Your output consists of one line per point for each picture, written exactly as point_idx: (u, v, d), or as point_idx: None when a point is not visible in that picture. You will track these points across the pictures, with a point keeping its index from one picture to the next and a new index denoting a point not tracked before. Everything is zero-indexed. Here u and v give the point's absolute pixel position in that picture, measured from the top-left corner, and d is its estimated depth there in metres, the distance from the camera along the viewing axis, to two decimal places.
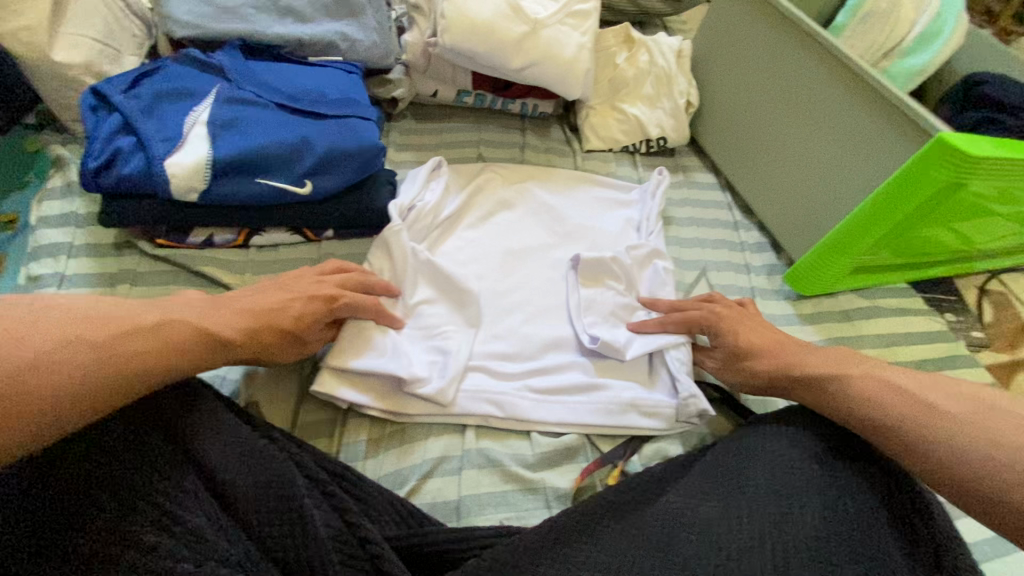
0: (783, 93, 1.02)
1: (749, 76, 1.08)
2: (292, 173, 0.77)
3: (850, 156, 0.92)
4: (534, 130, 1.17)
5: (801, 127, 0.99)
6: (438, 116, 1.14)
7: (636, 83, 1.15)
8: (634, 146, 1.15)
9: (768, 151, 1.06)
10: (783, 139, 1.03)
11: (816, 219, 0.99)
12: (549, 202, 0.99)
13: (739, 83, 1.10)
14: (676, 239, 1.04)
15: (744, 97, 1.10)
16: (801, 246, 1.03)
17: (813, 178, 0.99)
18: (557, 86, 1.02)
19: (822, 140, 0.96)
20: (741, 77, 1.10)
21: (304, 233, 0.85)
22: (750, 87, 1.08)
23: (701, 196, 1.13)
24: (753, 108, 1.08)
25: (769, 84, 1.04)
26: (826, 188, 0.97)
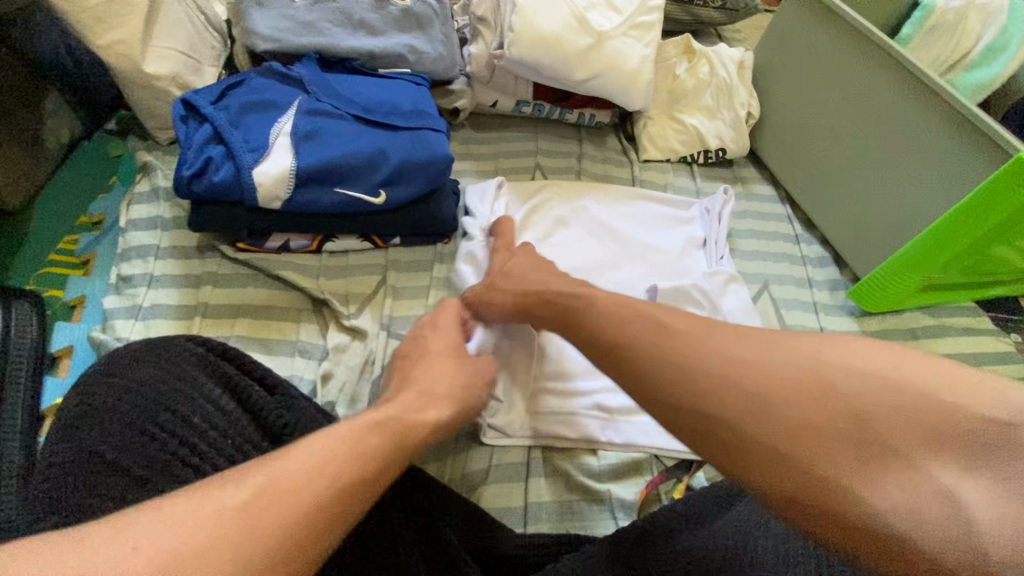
0: (850, 106, 1.00)
1: (813, 88, 1.06)
2: (367, 182, 0.79)
3: (923, 171, 0.89)
4: (590, 140, 1.17)
5: (870, 141, 0.97)
6: (497, 126, 1.16)
7: (696, 94, 1.15)
8: (692, 157, 1.15)
9: (833, 164, 1.04)
10: (849, 152, 1.01)
11: (883, 235, 0.97)
12: (609, 218, 1.00)
13: (802, 95, 1.09)
14: (736, 251, 1.03)
15: (807, 110, 1.08)
16: (866, 263, 1.00)
17: (881, 194, 0.96)
18: (619, 97, 1.03)
19: (892, 155, 0.94)
20: (805, 90, 1.08)
21: (373, 239, 0.88)
22: (814, 100, 1.06)
23: (760, 208, 1.12)
24: (817, 120, 1.06)
25: (835, 98, 1.02)
26: (896, 204, 0.94)
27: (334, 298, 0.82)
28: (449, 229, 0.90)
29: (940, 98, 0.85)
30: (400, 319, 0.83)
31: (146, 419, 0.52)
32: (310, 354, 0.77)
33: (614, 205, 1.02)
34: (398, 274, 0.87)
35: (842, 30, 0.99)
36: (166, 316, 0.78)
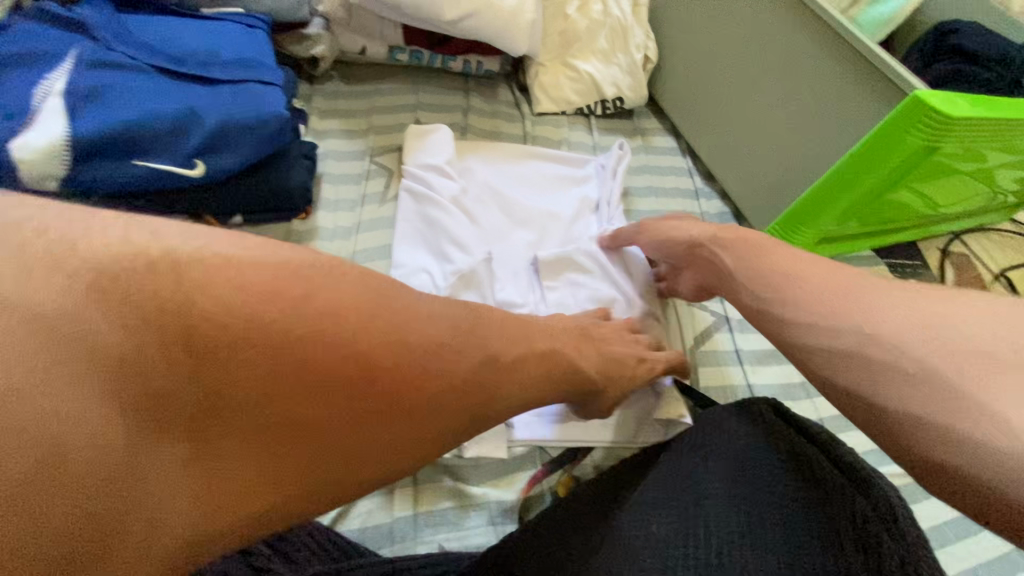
0: (746, 46, 0.92)
1: (709, 26, 0.98)
2: (178, 152, 0.64)
3: (817, 116, 0.84)
4: (478, 92, 1.05)
5: (766, 84, 0.90)
6: (370, 77, 1.01)
7: (589, 36, 1.04)
8: (589, 108, 1.05)
9: (731, 111, 0.98)
10: (746, 96, 0.94)
11: (781, 186, 0.92)
12: (495, 177, 0.90)
13: (699, 35, 1.00)
14: (633, 211, 0.96)
15: (704, 51, 1.00)
16: (766, 216, 0.96)
17: (778, 142, 0.91)
18: (499, 41, 0.90)
19: (788, 98, 0.87)
20: (701, 28, 0.99)
21: (207, 220, 0.73)
22: (710, 39, 0.98)
23: (661, 162, 1.05)
24: (715, 62, 0.99)
25: (730, 36, 0.94)
26: (792, 153, 0.89)
27: None
28: (301, 203, 0.77)
29: (830, 35, 0.79)
30: None
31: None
32: None
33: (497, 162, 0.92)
34: None
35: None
36: None
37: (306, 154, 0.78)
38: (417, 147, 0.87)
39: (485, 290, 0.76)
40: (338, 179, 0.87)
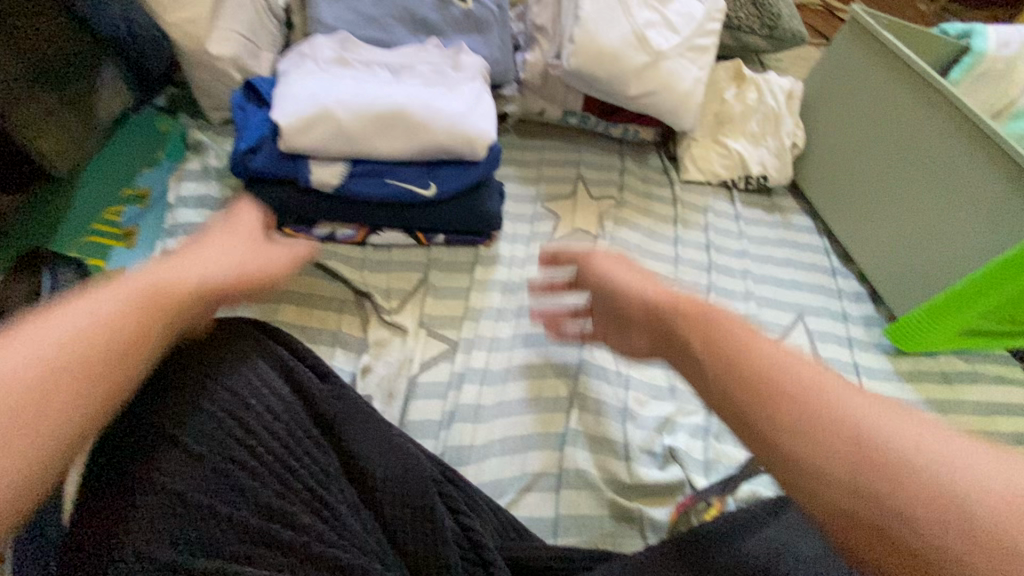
0: (896, 146, 1.00)
1: (860, 121, 1.07)
2: (420, 174, 0.81)
3: (965, 215, 0.90)
4: (632, 156, 1.18)
5: (914, 180, 0.97)
6: (541, 133, 1.17)
7: (741, 120, 1.16)
8: (733, 181, 1.15)
9: (872, 200, 1.05)
10: (892, 190, 1.01)
11: (920, 274, 0.97)
12: (344, 92, 0.78)
13: (848, 130, 1.09)
14: (773, 279, 1.03)
15: (851, 143, 1.08)
16: (903, 301, 0.99)
17: (917, 233, 0.97)
18: (667, 116, 1.03)
19: (935, 198, 0.94)
20: (853, 124, 1.08)
21: (417, 236, 0.88)
22: (858, 134, 1.07)
23: (800, 238, 1.12)
24: (861, 154, 1.07)
25: (880, 135, 1.03)
26: (933, 241, 0.95)
27: (378, 293, 0.83)
28: (493, 228, 0.91)
29: (985, 139, 0.87)
30: (440, 319, 0.84)
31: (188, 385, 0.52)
32: (351, 348, 0.78)
33: (337, 75, 0.82)
34: (442, 274, 0.88)
35: (897, 69, 0.99)
36: None
37: (499, 192, 0.92)
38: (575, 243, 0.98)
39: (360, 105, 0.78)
40: (516, 218, 1.00)
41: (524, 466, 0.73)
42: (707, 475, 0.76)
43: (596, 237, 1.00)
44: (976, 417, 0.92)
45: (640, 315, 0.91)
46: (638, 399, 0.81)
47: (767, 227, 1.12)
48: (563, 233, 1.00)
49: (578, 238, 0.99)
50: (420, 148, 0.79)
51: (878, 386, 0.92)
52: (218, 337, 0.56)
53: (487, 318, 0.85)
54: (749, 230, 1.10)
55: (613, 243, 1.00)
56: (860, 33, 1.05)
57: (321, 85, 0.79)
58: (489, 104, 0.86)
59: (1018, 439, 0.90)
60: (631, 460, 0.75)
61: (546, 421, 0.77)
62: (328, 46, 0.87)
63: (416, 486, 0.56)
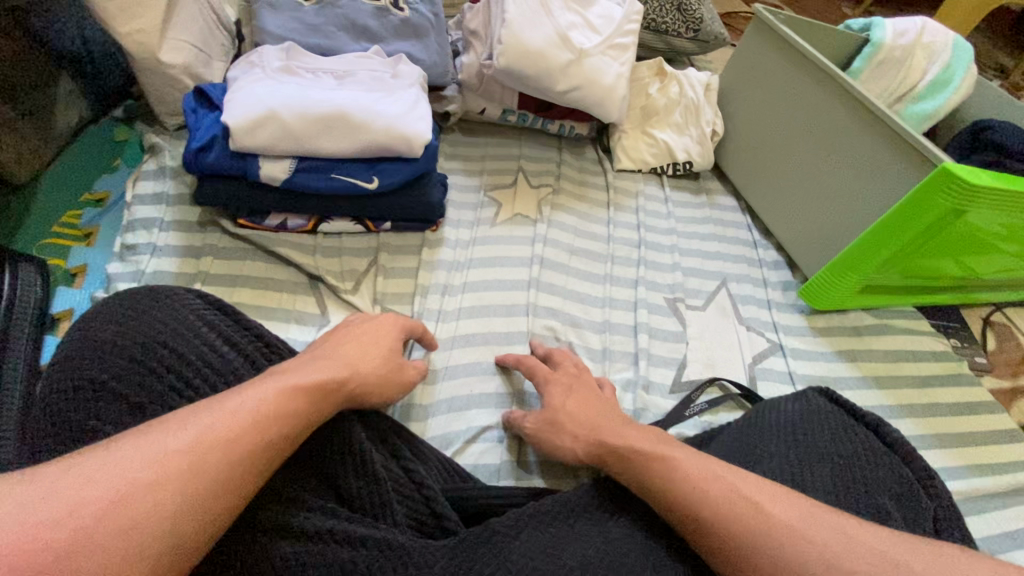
0: (804, 128, 1.11)
1: (773, 109, 1.17)
2: (363, 169, 0.87)
3: (865, 187, 1.00)
4: (570, 149, 1.28)
5: (823, 159, 1.07)
6: (484, 131, 1.26)
7: (666, 113, 1.27)
8: (662, 168, 1.26)
9: (787, 178, 1.15)
10: (804, 169, 1.11)
11: (830, 242, 1.07)
12: (292, 97, 0.83)
13: (764, 118, 1.20)
14: (699, 252, 1.12)
15: (768, 130, 1.19)
16: (816, 265, 1.10)
17: (828, 206, 1.07)
18: (594, 107, 1.14)
19: (841, 172, 1.04)
20: (769, 112, 1.18)
21: (366, 223, 0.95)
22: (773, 120, 1.17)
23: (725, 217, 1.22)
24: (776, 138, 1.17)
25: (790, 120, 1.14)
26: (838, 212, 1.05)
27: (329, 274, 0.88)
28: (436, 216, 0.98)
29: (872, 117, 0.98)
30: (390, 297, 0.90)
31: (148, 354, 0.57)
32: (304, 321, 0.83)
33: (284, 82, 0.87)
34: (392, 256, 0.95)
35: (800, 59, 1.10)
36: (166, 282, 0.83)
37: (440, 181, 0.99)
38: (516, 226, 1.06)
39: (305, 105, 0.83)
40: (461, 206, 1.08)
41: (470, 422, 0.79)
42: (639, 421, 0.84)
43: (535, 221, 1.08)
44: (883, 363, 1.01)
45: (576, 287, 0.99)
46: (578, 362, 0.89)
47: (695, 208, 1.22)
48: (505, 218, 1.07)
49: (518, 221, 1.07)
50: (363, 146, 0.85)
51: (795, 341, 1.01)
52: (175, 308, 0.62)
53: (434, 294, 0.91)
54: (678, 211, 1.20)
55: (551, 226, 1.08)
56: (766, 30, 1.17)
57: (265, 92, 0.83)
58: (426, 106, 0.93)
59: (921, 380, 1.00)
60: None
61: (488, 382, 0.83)
62: (276, 55, 0.92)
63: (351, 447, 0.61)
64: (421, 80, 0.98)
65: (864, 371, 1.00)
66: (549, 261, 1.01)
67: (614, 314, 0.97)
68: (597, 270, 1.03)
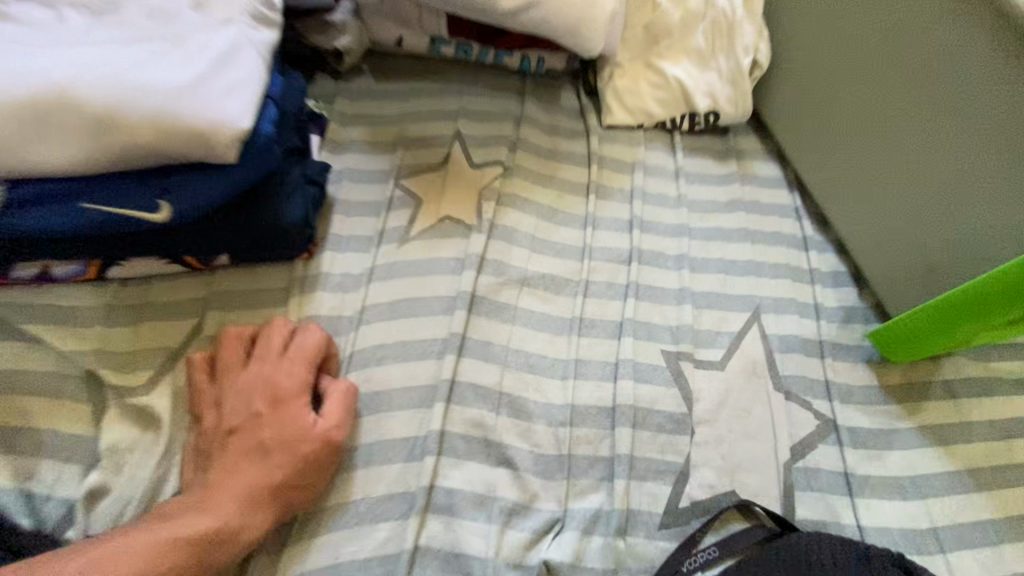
0: (915, 78, 0.66)
1: (862, 37, 0.71)
2: (137, 193, 0.51)
3: (1018, 195, 0.59)
4: (537, 95, 0.87)
5: (944, 136, 0.64)
6: (408, 73, 0.85)
7: (684, 33, 0.83)
8: (673, 121, 0.85)
9: (872, 155, 0.73)
10: (904, 146, 0.68)
11: (932, 267, 0.68)
12: None
13: (844, 51, 0.74)
14: (723, 262, 0.75)
15: (849, 71, 0.74)
16: (902, 294, 0.72)
17: (941, 212, 0.66)
18: (564, 36, 0.72)
19: (976, 161, 0.62)
20: (854, 41, 0.72)
21: (187, 262, 0.60)
22: (859, 57, 0.72)
23: (761, 199, 0.82)
24: (861, 87, 0.72)
25: (892, 61, 0.68)
26: (947, 215, 0.65)
27: (115, 368, 0.55)
28: (296, 244, 0.62)
29: None
30: None
31: None
32: (61, 453, 0.51)
33: None
34: (231, 314, 0.61)
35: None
36: None
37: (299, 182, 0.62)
38: (442, 237, 0.70)
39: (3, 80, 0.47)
40: (356, 207, 0.71)
41: None
42: None
43: (472, 228, 0.71)
44: (985, 446, 0.68)
45: (526, 344, 0.65)
46: (521, 485, 0.57)
47: (716, 184, 0.83)
48: (422, 228, 0.70)
49: (445, 230, 0.71)
50: (116, 155, 0.49)
51: (856, 413, 0.68)
52: None
53: None
54: (691, 193, 0.82)
55: (494, 235, 0.71)
56: None
57: None
58: (253, 59, 0.55)
59: None
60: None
61: (366, 538, 0.53)
62: None
63: None
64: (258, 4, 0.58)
65: (957, 461, 0.66)
66: (485, 301, 0.66)
67: (582, 388, 0.63)
68: (562, 309, 0.68)
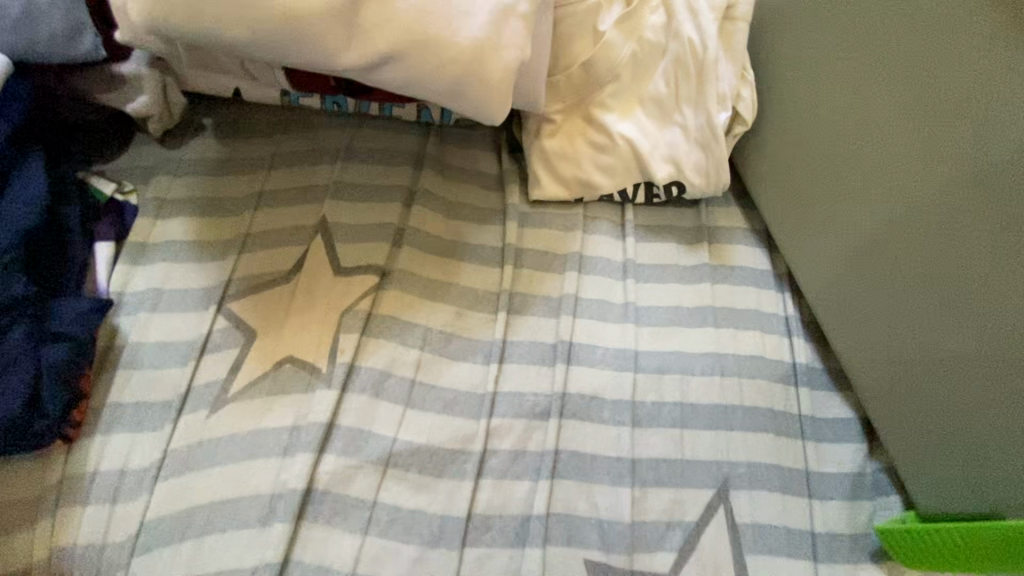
0: (974, 189, 0.44)
1: (896, 116, 0.49)
2: None
3: None
4: (441, 159, 0.64)
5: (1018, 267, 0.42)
6: (266, 131, 0.63)
7: (636, 77, 0.61)
8: (622, 194, 0.63)
9: (899, 282, 0.51)
10: (952, 280, 0.47)
11: (977, 446, 0.46)
12: None
13: (869, 130, 0.52)
14: (678, 409, 0.54)
15: (872, 160, 0.52)
16: (928, 467, 0.50)
17: (1000, 388, 0.44)
18: (444, 98, 0.49)
19: None
20: (886, 107, 0.50)
21: None
22: (890, 132, 0.50)
23: (737, 304, 0.60)
24: (889, 173, 0.50)
25: (941, 157, 0.46)
26: (1009, 384, 0.44)
27: None
28: (21, 446, 0.42)
29: None
30: None
31: None
32: None
33: None
34: None
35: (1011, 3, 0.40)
36: None
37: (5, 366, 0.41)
38: (273, 396, 0.49)
39: None
40: (157, 352, 0.50)
41: None
42: None
43: (321, 378, 0.50)
44: None
45: (379, 569, 0.44)
46: None
47: (679, 282, 0.61)
48: (247, 381, 0.50)
49: (281, 382, 0.50)
50: None
51: None
52: None
53: None
54: (642, 297, 0.60)
55: (351, 387, 0.50)
56: None
57: None
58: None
59: None
60: None
61: None
62: None
63: None
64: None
65: None
66: (325, 499, 0.46)
67: None
68: (443, 502, 0.47)
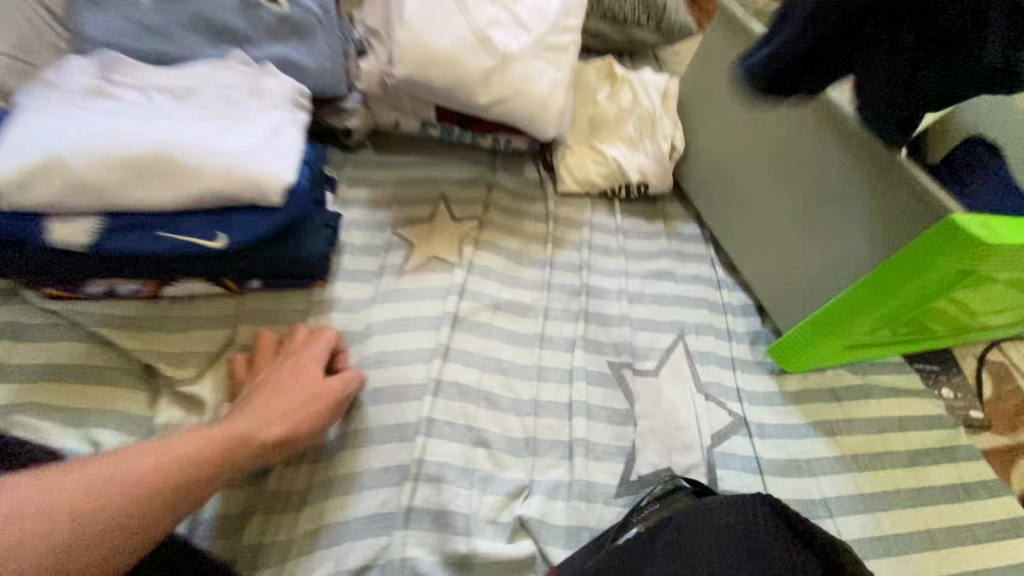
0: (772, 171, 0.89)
1: (737, 132, 0.96)
2: (198, 224, 0.66)
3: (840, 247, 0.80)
4: (506, 168, 1.08)
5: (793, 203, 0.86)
6: (403, 147, 1.06)
7: (619, 126, 1.08)
8: (614, 190, 1.07)
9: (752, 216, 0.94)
10: (772, 208, 0.90)
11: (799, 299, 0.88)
12: (86, 127, 0.64)
13: (730, 149, 0.98)
14: (654, 297, 0.94)
15: (734, 155, 0.97)
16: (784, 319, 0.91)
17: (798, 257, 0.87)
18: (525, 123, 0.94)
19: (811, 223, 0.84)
20: (734, 137, 0.97)
21: (225, 284, 0.75)
22: (738, 149, 0.96)
23: (685, 249, 1.03)
24: (740, 169, 0.96)
25: (758, 147, 0.92)
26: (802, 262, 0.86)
27: (166, 362, 0.70)
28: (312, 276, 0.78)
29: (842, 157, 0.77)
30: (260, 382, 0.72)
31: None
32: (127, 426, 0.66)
33: (86, 107, 0.66)
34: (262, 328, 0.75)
35: None
36: None
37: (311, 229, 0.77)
38: (428, 274, 0.87)
39: (112, 124, 0.65)
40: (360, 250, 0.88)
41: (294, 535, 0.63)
42: (568, 540, 0.68)
43: (455, 266, 0.89)
44: (864, 435, 0.85)
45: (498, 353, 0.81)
46: (494, 460, 0.72)
47: (650, 238, 1.04)
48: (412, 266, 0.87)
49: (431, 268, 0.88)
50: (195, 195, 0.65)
51: (764, 414, 0.85)
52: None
53: None
54: (629, 244, 1.02)
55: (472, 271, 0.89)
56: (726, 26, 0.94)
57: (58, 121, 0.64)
58: (292, 136, 0.72)
59: (910, 458, 0.84)
60: (473, 530, 0.66)
61: (380, 499, 0.66)
62: (90, 69, 0.70)
63: None
64: (296, 95, 0.78)
65: (842, 448, 0.83)
66: (466, 321, 0.82)
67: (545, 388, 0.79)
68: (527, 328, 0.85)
